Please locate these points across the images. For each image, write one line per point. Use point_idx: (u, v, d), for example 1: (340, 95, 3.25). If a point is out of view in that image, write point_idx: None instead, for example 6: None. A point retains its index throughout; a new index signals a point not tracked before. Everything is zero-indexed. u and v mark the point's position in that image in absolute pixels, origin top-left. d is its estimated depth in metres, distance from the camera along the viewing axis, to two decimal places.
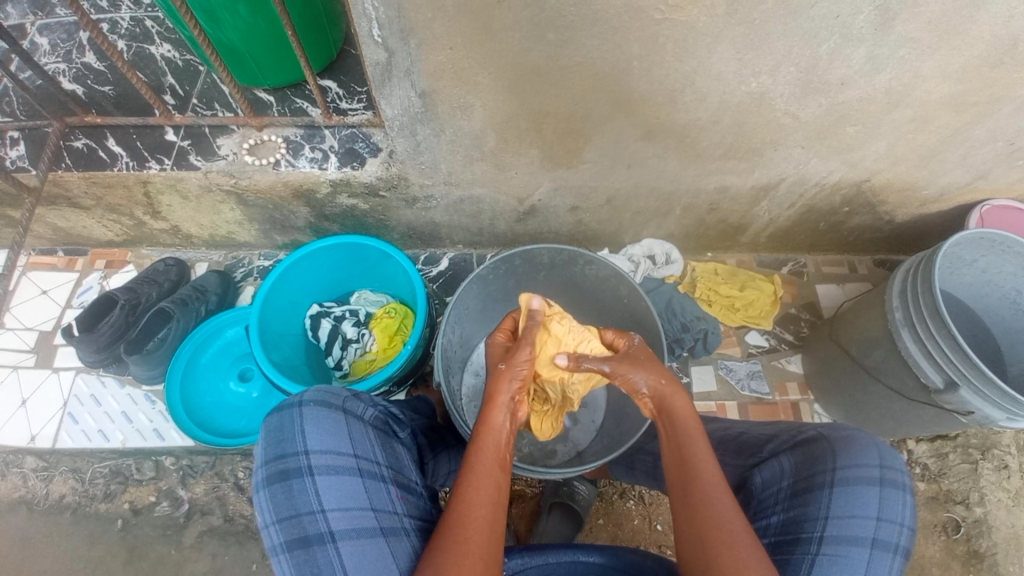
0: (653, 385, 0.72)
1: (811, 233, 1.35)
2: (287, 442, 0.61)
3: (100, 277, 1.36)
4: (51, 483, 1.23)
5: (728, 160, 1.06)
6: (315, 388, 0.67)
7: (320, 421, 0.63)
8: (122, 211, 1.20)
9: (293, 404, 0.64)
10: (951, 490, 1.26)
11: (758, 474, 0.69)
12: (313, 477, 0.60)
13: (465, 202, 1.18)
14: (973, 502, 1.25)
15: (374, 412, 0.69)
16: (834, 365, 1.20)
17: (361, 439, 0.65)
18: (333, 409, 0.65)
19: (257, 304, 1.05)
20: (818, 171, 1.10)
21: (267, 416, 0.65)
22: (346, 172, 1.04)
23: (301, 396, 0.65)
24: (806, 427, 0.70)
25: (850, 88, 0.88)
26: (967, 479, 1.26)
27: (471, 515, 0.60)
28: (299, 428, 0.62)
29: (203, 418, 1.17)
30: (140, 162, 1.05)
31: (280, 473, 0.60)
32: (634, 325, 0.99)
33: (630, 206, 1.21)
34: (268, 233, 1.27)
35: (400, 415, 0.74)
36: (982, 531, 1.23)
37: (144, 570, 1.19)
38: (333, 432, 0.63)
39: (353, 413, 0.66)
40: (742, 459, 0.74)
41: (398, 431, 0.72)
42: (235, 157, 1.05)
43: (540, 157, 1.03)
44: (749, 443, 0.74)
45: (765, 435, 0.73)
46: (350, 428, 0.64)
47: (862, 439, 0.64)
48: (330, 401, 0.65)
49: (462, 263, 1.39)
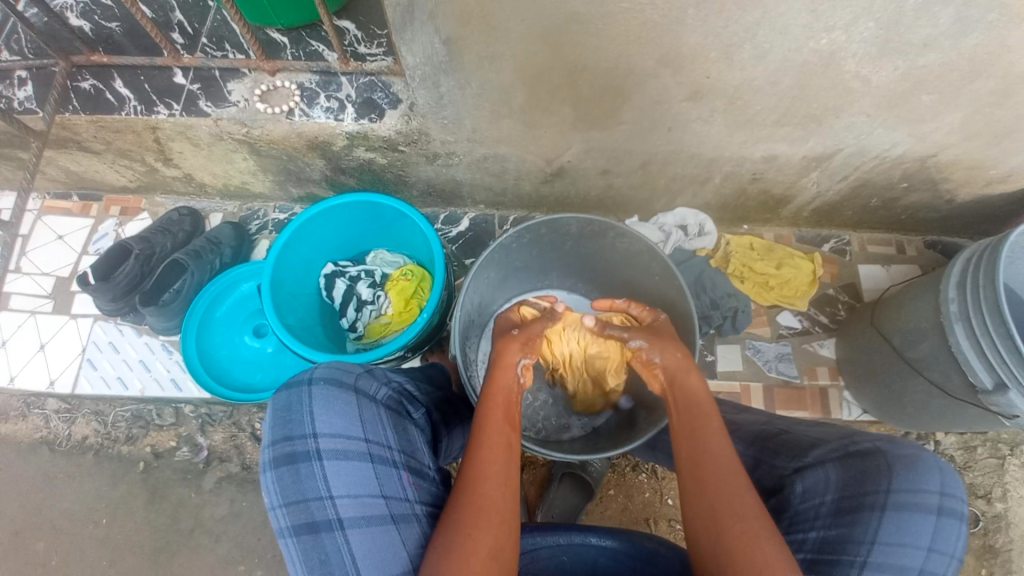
0: (667, 360, 0.79)
1: (860, 209, 1.25)
2: (295, 424, 0.56)
3: (115, 225, 1.33)
4: (74, 424, 1.27)
5: (781, 126, 0.95)
6: (326, 362, 0.63)
7: (332, 399, 0.58)
8: (133, 156, 1.15)
9: (303, 381, 0.59)
10: (974, 483, 1.23)
11: (800, 483, 0.65)
12: (321, 462, 0.55)
13: (489, 160, 1.10)
14: (994, 497, 1.23)
15: (386, 392, 0.66)
16: (874, 354, 1.13)
17: (372, 422, 0.60)
18: (346, 387, 0.60)
19: (270, 261, 0.97)
20: (881, 143, 0.99)
21: (274, 393, 0.59)
22: (363, 125, 0.98)
23: (309, 372, 0.60)
24: (859, 436, 0.64)
25: (931, 51, 0.77)
26: (991, 474, 1.24)
27: (490, 478, 0.61)
28: (308, 409, 0.57)
29: (219, 372, 1.16)
30: (149, 106, 1.00)
31: (287, 456, 0.55)
32: (667, 309, 0.93)
33: (664, 172, 1.12)
34: (283, 185, 1.22)
35: (414, 396, 0.72)
36: (999, 526, 1.21)
37: (165, 510, 1.24)
38: (343, 414, 0.58)
39: (365, 393, 0.62)
40: (783, 462, 0.70)
41: (411, 411, 0.69)
42: (247, 104, 0.99)
43: (572, 116, 0.95)
44: (792, 445, 0.70)
45: (811, 438, 0.69)
46: (361, 411, 0.60)
47: (926, 460, 0.57)
48: (340, 379, 0.61)
49: (484, 225, 1.33)
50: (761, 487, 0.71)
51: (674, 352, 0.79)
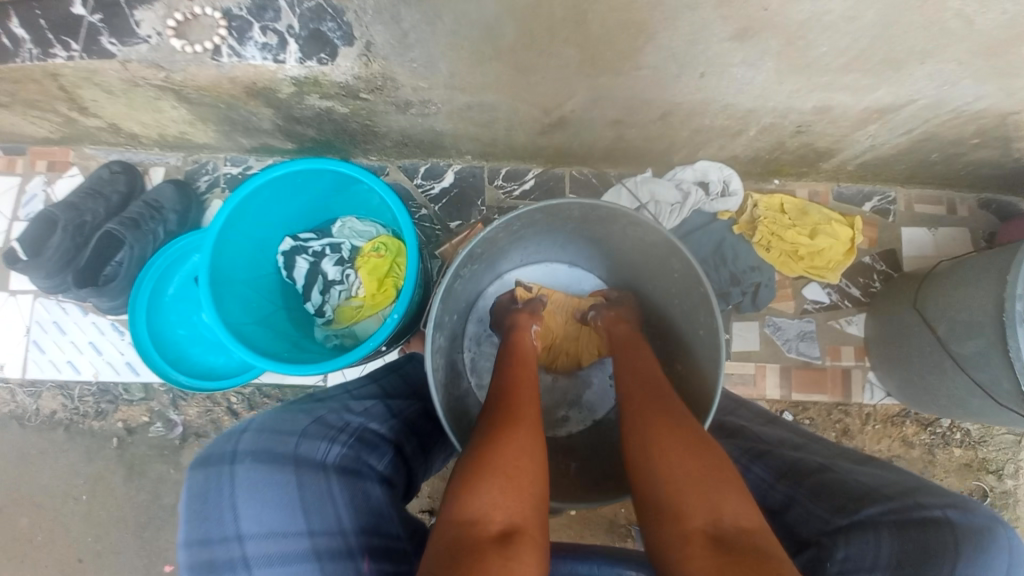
0: (606, 318, 0.85)
1: (915, 164, 1.05)
2: (216, 522, 0.50)
3: (43, 183, 1.14)
4: (40, 398, 1.17)
5: (848, 73, 0.75)
6: (258, 427, 0.57)
7: (261, 480, 0.52)
8: (44, 107, 0.94)
9: (226, 459, 0.53)
10: (986, 459, 1.15)
11: (843, 547, 0.58)
12: (249, 568, 0.49)
13: (474, 109, 0.90)
14: (1006, 473, 1.15)
15: (339, 451, 0.59)
16: (909, 340, 1.00)
17: (314, 508, 0.53)
18: (281, 460, 0.54)
19: (203, 253, 0.79)
20: (964, 94, 0.79)
21: (193, 475, 0.54)
22: (311, 68, 0.76)
23: (234, 447, 0.54)
24: (923, 497, 0.59)
25: None
26: (1006, 450, 1.15)
27: (520, 393, 0.69)
28: (230, 503, 0.51)
29: (178, 355, 1.04)
30: (46, 49, 0.77)
31: (208, 561, 0.50)
32: (685, 314, 0.76)
33: (689, 123, 0.92)
34: (230, 135, 1.02)
35: (376, 444, 0.64)
36: (1006, 502, 1.14)
37: (145, 486, 1.18)
38: (274, 505, 0.51)
39: (306, 466, 0.54)
40: (825, 513, 0.62)
41: (373, 465, 0.61)
42: (160, 40, 0.76)
43: (578, 59, 0.74)
44: (838, 493, 0.62)
45: (860, 487, 0.62)
46: (300, 496, 0.53)
47: (997, 541, 0.55)
48: (275, 453, 0.54)
49: (471, 179, 1.13)
50: (794, 534, 0.65)
51: (608, 312, 0.85)
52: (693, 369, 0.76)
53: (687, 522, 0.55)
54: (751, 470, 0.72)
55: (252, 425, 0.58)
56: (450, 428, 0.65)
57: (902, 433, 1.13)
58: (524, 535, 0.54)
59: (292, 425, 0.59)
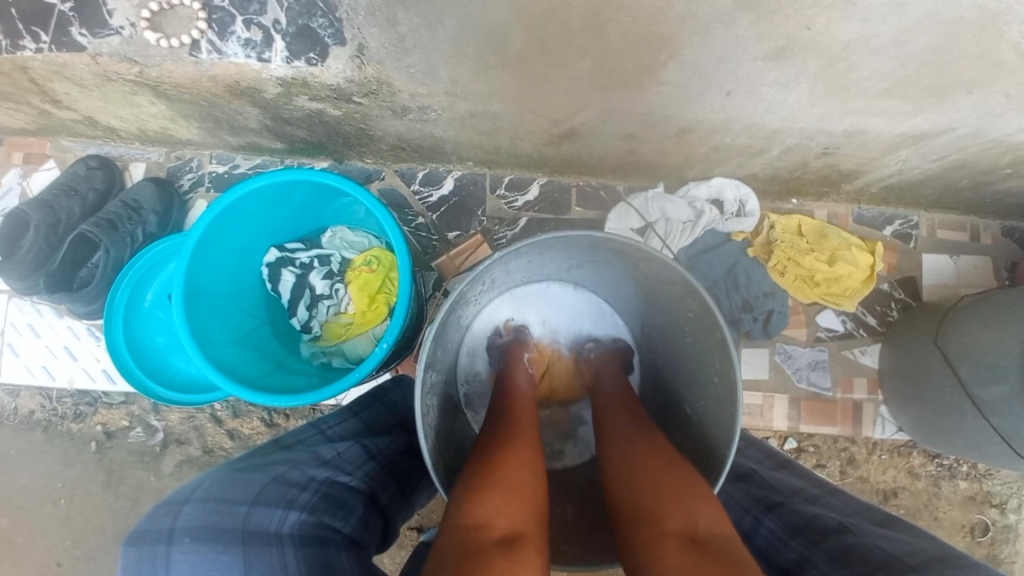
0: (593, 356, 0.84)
1: (942, 190, 0.99)
2: None
3: (19, 176, 1.06)
4: (19, 397, 1.12)
5: (888, 98, 0.68)
6: (201, 495, 0.52)
7: (202, 564, 0.47)
8: (15, 98, 0.87)
9: (162, 539, 0.48)
10: (991, 492, 1.10)
11: None
12: None
13: (477, 117, 0.83)
14: (1009, 508, 1.10)
15: (298, 517, 0.53)
16: (925, 377, 0.95)
17: None
18: (227, 536, 0.49)
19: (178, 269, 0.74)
20: (1008, 125, 0.73)
21: (126, 556, 0.49)
22: (298, 69, 0.69)
23: (171, 524, 0.49)
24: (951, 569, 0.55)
25: None
26: (1012, 484, 1.10)
27: (520, 415, 0.68)
28: None
29: (157, 366, 0.99)
30: (15, 40, 0.70)
31: None
32: (696, 356, 0.70)
33: (708, 140, 0.85)
34: (215, 132, 0.94)
35: (344, 501, 0.59)
36: (1007, 537, 1.09)
37: (124, 493, 1.13)
38: None
39: (257, 541, 0.49)
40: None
41: (339, 527, 0.56)
42: (133, 32, 0.69)
43: (592, 71, 0.67)
44: (858, 560, 0.58)
45: (882, 554, 0.58)
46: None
47: None
48: (218, 529, 0.49)
49: (471, 188, 1.06)
50: None
51: (605, 351, 0.84)
52: (700, 413, 0.71)
53: (665, 525, 0.52)
54: (763, 523, 0.68)
55: (195, 491, 0.53)
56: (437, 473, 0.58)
57: (907, 463, 1.09)
58: (528, 541, 0.50)
59: (242, 490, 0.53)
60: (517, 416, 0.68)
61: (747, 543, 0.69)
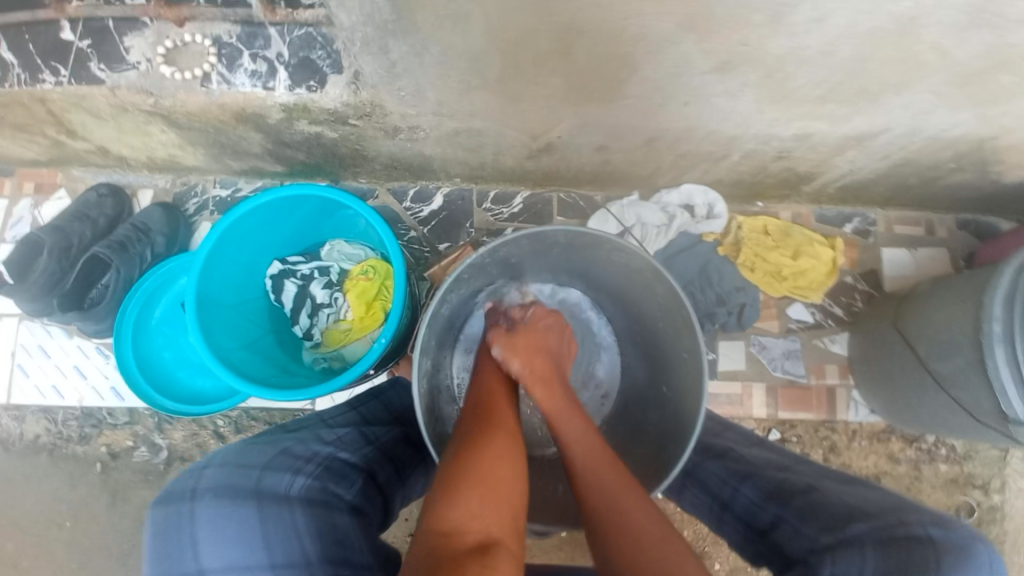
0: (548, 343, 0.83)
1: (894, 187, 1.08)
2: (178, 559, 0.53)
3: (30, 206, 1.13)
4: (24, 423, 1.15)
5: (826, 103, 0.77)
6: (221, 461, 0.59)
7: (222, 516, 0.54)
8: (32, 130, 0.94)
9: (188, 497, 0.56)
10: (972, 474, 1.15)
11: (830, 566, 0.59)
12: None
13: (463, 134, 0.91)
14: (992, 488, 1.15)
15: (305, 482, 0.59)
16: (891, 360, 1.02)
17: (275, 540, 0.54)
18: (242, 495, 0.56)
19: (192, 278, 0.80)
20: (939, 123, 0.82)
21: (158, 514, 0.56)
22: (301, 95, 0.77)
23: (195, 484, 0.56)
24: (909, 518, 0.60)
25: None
26: (992, 465, 1.15)
27: (498, 412, 0.72)
28: (191, 539, 0.53)
29: (164, 381, 1.03)
30: (34, 73, 0.78)
31: None
32: (669, 339, 0.77)
33: (675, 148, 0.93)
34: (220, 158, 1.02)
35: (347, 472, 0.64)
36: (994, 518, 1.15)
37: (129, 512, 1.15)
38: (233, 541, 0.53)
39: (268, 499, 0.56)
40: (813, 533, 0.63)
41: (343, 493, 0.61)
42: (149, 66, 0.77)
43: (564, 88, 0.76)
44: (825, 515, 0.63)
45: (845, 508, 0.64)
46: (261, 528, 0.54)
47: (978, 558, 0.57)
48: (233, 487, 0.56)
49: (460, 203, 1.14)
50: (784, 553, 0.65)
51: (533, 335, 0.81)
52: (675, 392, 0.77)
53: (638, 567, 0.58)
54: (741, 491, 0.73)
55: (216, 459, 0.60)
56: (433, 444, 0.65)
57: (887, 449, 1.15)
58: (501, 544, 0.54)
59: (256, 459, 0.60)
60: (494, 413, 0.71)
61: (726, 509, 0.74)
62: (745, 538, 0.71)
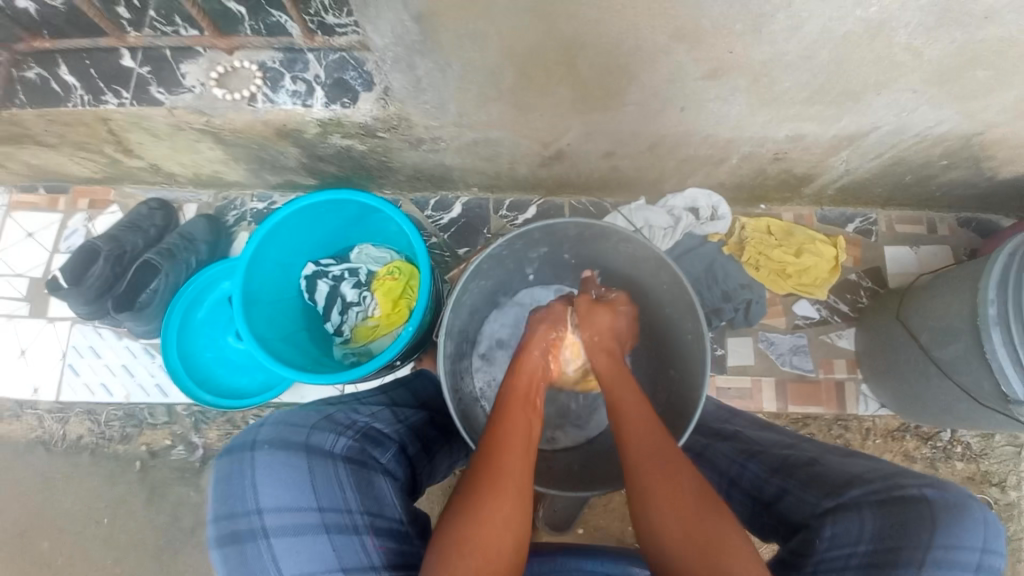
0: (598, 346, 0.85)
1: (891, 187, 1.13)
2: (238, 501, 0.59)
3: (85, 219, 1.24)
4: (66, 424, 1.23)
5: (812, 105, 0.84)
6: (275, 420, 0.65)
7: (279, 463, 0.60)
8: (92, 149, 1.05)
9: (247, 447, 0.62)
10: (989, 471, 1.16)
11: (830, 527, 0.64)
12: (267, 540, 0.58)
13: (480, 144, 0.99)
14: (1009, 485, 1.15)
15: (347, 442, 0.66)
16: (897, 351, 1.05)
17: (324, 489, 0.61)
18: (295, 448, 0.62)
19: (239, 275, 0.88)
20: (924, 121, 0.88)
21: (220, 462, 0.63)
22: (335, 111, 0.86)
23: (254, 436, 0.63)
24: (902, 479, 0.64)
25: (993, 24, 0.68)
26: (1008, 462, 1.16)
27: (510, 449, 0.68)
28: (250, 483, 0.60)
29: (205, 376, 1.13)
30: (96, 94, 0.89)
31: (232, 534, 0.59)
32: (675, 323, 0.83)
33: (676, 152, 1.00)
34: (259, 172, 1.12)
35: (382, 439, 0.71)
36: (1012, 515, 1.14)
37: (165, 508, 1.22)
38: (288, 487, 0.60)
39: (317, 453, 0.62)
40: (813, 499, 0.67)
41: (379, 456, 0.68)
42: (203, 89, 0.87)
43: (571, 97, 0.84)
44: (825, 481, 0.67)
45: (845, 473, 0.67)
46: (311, 477, 0.61)
47: (972, 514, 0.60)
48: (287, 440, 0.62)
49: (477, 211, 1.22)
50: (788, 520, 0.69)
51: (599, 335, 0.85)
52: (683, 373, 0.83)
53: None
54: (747, 467, 0.76)
55: (271, 418, 0.66)
56: (461, 421, 0.74)
57: (902, 446, 1.16)
58: None
59: (304, 420, 0.66)
60: (506, 451, 0.68)
61: (734, 486, 0.77)
62: (753, 512, 0.75)
